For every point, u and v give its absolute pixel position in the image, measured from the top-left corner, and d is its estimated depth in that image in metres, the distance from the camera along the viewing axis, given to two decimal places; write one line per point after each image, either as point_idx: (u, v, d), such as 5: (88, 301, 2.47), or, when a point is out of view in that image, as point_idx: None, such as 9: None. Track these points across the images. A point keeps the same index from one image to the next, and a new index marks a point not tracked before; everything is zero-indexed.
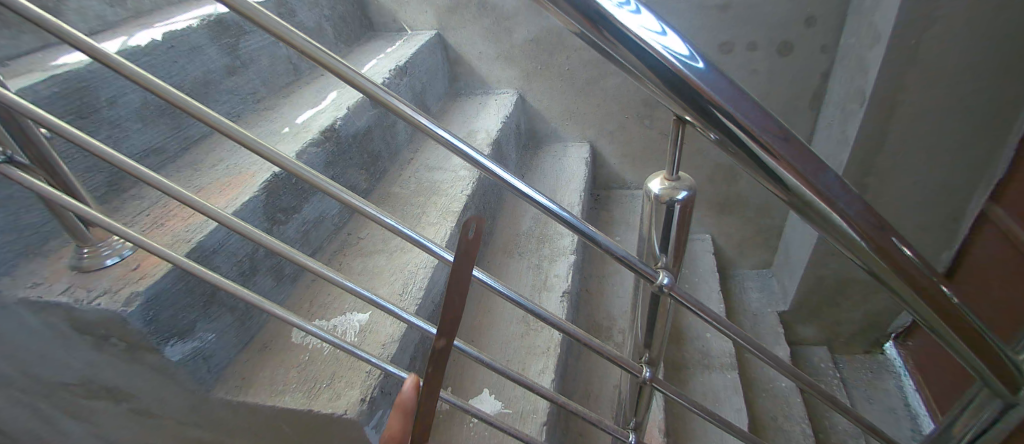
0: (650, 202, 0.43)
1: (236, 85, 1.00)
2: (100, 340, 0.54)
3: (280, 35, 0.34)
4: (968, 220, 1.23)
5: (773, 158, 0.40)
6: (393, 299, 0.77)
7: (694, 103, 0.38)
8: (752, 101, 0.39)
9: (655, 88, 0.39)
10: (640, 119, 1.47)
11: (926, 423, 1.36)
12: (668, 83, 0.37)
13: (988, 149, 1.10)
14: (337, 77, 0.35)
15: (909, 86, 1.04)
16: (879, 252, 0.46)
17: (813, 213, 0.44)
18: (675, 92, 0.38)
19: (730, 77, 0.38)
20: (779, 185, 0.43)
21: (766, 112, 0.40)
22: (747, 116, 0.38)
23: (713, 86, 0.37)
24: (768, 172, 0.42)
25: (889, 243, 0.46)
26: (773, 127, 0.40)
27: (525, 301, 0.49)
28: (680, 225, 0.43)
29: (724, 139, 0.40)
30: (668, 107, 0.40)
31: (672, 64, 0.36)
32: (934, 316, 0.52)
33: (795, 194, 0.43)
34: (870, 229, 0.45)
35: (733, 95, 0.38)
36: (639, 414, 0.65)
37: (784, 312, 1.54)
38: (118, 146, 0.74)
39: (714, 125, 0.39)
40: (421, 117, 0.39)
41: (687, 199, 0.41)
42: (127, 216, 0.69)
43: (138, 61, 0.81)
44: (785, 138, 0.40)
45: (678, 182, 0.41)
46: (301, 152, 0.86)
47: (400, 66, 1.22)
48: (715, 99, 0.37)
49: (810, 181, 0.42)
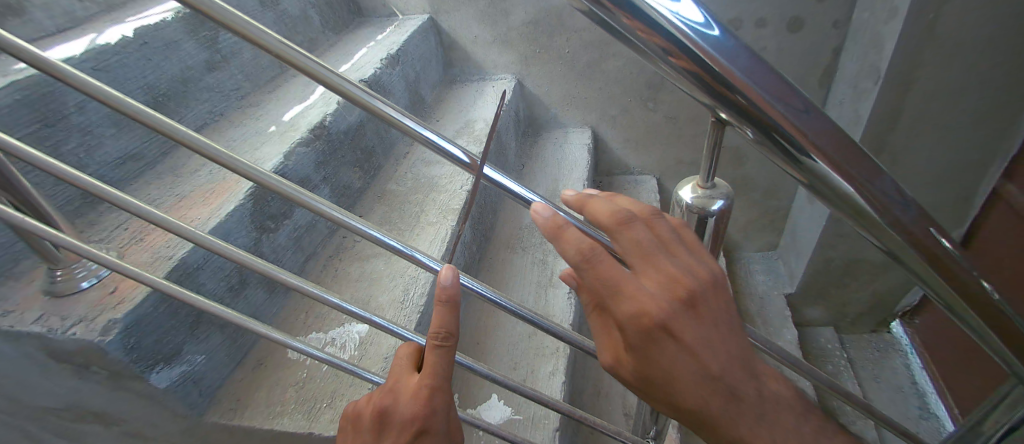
0: (683, 212, 0.42)
1: (218, 81, 0.95)
2: (80, 368, 0.52)
3: (245, 35, 0.29)
4: (981, 197, 1.18)
5: (813, 154, 0.36)
6: (392, 308, 0.73)
7: (730, 95, 0.34)
8: (782, 79, 0.34)
9: (683, 79, 0.34)
10: (643, 102, 1.41)
11: (935, 402, 1.36)
12: (698, 72, 0.33)
13: (1006, 123, 1.04)
14: (320, 83, 0.32)
15: (926, 62, 0.99)
16: (918, 250, 0.42)
17: (851, 212, 0.40)
18: (707, 81, 0.33)
19: (768, 63, 0.34)
20: (807, 176, 0.38)
21: (794, 90, 0.35)
22: (788, 109, 0.34)
23: (748, 73, 0.33)
24: (805, 169, 0.38)
25: (927, 235, 0.42)
26: (802, 111, 0.35)
27: (533, 316, 0.47)
28: (714, 236, 0.42)
29: (760, 137, 0.37)
30: (687, 92, 0.36)
31: (704, 52, 0.32)
32: (973, 314, 0.48)
33: (839, 196, 0.39)
34: (908, 222, 0.41)
35: (773, 83, 0.34)
36: (658, 422, 0.63)
37: (792, 295, 1.50)
38: (91, 154, 0.69)
39: (753, 118, 0.35)
40: (407, 120, 0.36)
41: (722, 208, 0.41)
42: (102, 231, 0.65)
43: (109, 62, 0.75)
44: (825, 131, 0.36)
45: (714, 190, 0.41)
46: (290, 152, 0.81)
47: (392, 55, 1.16)
48: (752, 89, 0.33)
49: (847, 171, 0.37)
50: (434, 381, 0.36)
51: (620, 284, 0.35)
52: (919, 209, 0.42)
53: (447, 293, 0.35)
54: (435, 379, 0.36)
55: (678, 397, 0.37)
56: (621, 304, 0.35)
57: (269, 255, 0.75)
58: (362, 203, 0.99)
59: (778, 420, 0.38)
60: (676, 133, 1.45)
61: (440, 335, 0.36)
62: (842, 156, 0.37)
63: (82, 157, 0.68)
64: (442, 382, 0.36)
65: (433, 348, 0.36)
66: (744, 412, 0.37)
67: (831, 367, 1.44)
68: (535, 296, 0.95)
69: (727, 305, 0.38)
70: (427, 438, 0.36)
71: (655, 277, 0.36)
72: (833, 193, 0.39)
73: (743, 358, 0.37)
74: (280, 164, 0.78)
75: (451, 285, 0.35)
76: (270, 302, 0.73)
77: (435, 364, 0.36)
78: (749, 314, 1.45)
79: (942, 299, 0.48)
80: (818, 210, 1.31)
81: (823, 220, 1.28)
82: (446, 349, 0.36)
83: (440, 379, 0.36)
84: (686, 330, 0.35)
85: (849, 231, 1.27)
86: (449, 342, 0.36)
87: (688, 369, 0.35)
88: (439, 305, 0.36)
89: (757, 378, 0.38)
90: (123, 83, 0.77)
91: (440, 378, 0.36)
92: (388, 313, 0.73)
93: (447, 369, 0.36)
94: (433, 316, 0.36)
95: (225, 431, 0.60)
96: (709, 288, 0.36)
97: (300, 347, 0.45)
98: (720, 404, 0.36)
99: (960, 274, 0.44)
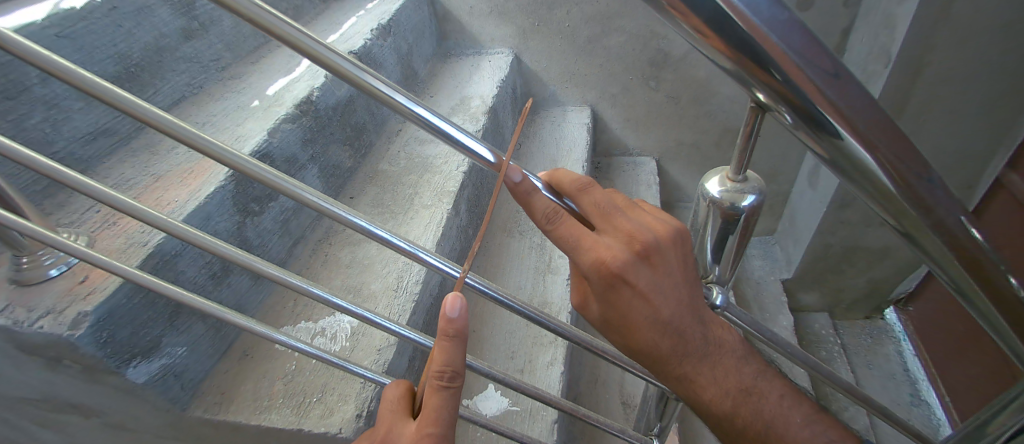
0: (708, 204, 0.39)
1: (196, 51, 0.88)
2: (52, 363, 0.48)
3: (231, 6, 0.25)
4: (983, 186, 1.17)
5: (855, 140, 0.34)
6: (385, 296, 0.71)
7: (773, 76, 0.31)
8: (821, 49, 0.31)
9: (721, 56, 0.31)
10: (645, 80, 1.37)
11: (926, 389, 1.40)
12: (738, 48, 0.30)
13: (1015, 111, 1.02)
14: (313, 61, 0.28)
15: (939, 46, 0.95)
16: (949, 244, 0.41)
17: (889, 205, 0.38)
18: (748, 60, 0.30)
19: (820, 41, 0.31)
20: (839, 157, 0.36)
21: (834, 61, 0.32)
22: (834, 93, 0.32)
23: (798, 52, 0.30)
24: (849, 160, 0.35)
25: (961, 229, 0.40)
26: (841, 89, 0.32)
27: (543, 318, 0.43)
28: (742, 233, 0.40)
29: (799, 124, 0.34)
30: (717, 62, 0.32)
31: (751, 24, 0.29)
32: (994, 308, 0.47)
33: (874, 185, 0.37)
34: (939, 209, 0.39)
35: (821, 63, 0.31)
36: (664, 420, 0.62)
37: (788, 279, 1.50)
38: (58, 129, 0.63)
39: (796, 101, 0.32)
40: (399, 95, 0.31)
41: (754, 202, 0.38)
42: (72, 214, 0.61)
43: (75, 28, 0.68)
44: (871, 120, 0.34)
45: (745, 183, 0.38)
46: (275, 128, 0.76)
47: (383, 25, 1.09)
48: (798, 69, 0.30)
49: (884, 154, 0.35)
50: (437, 429, 0.33)
51: (583, 242, 0.37)
52: (955, 203, 0.39)
53: (452, 327, 0.33)
54: (438, 427, 0.33)
55: (636, 339, 0.41)
56: (584, 259, 0.37)
57: (254, 241, 0.71)
58: (353, 184, 0.94)
59: (716, 353, 0.44)
60: (678, 114, 1.41)
61: (445, 375, 0.33)
62: (883, 139, 0.34)
63: (49, 133, 0.63)
64: (446, 430, 0.33)
65: (436, 391, 0.33)
66: (691, 348, 0.42)
67: (824, 352, 1.45)
68: (533, 284, 0.93)
69: (685, 257, 0.40)
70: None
71: (612, 233, 0.37)
72: (870, 184, 0.37)
73: (694, 305, 0.41)
74: (263, 141, 0.73)
75: (459, 317, 0.33)
76: (256, 289, 0.71)
77: (438, 409, 0.33)
78: (745, 298, 1.45)
79: (966, 293, 0.47)
80: (819, 196, 1.29)
81: (824, 206, 1.27)
82: (450, 391, 0.33)
83: (444, 426, 0.33)
84: (643, 283, 0.37)
85: (850, 217, 1.26)
86: (454, 382, 0.34)
87: (640, 314, 0.38)
88: (442, 340, 0.33)
89: (704, 320, 0.42)
90: (91, 52, 0.70)
91: (443, 424, 0.33)
92: (380, 302, 0.70)
93: (452, 414, 0.33)
94: (435, 354, 0.33)
95: (210, 427, 0.58)
96: (668, 244, 0.38)
97: (284, 340, 0.42)
98: (667, 343, 0.41)
99: (988, 267, 0.43)
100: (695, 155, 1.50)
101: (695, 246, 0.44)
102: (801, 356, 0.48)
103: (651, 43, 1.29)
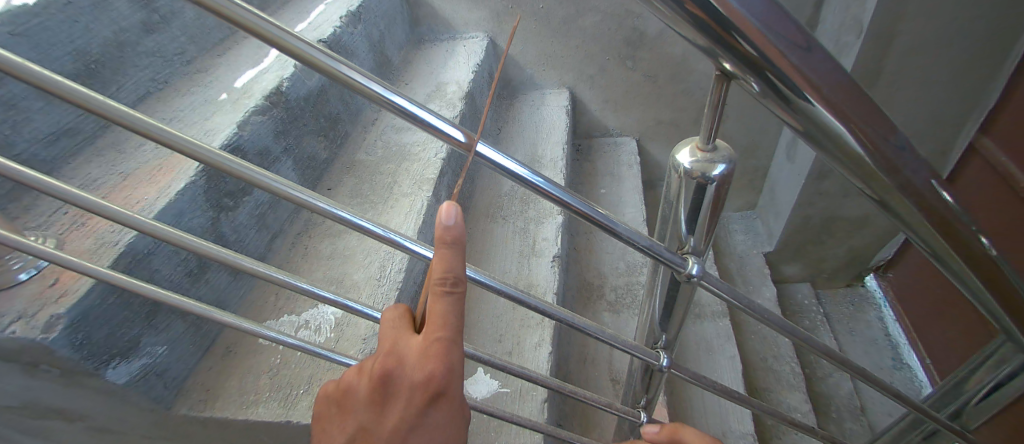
0: (680, 177, 0.40)
1: (159, 44, 0.85)
2: (30, 369, 0.48)
3: (209, 4, 0.24)
4: (957, 152, 1.21)
5: (819, 104, 0.34)
6: (368, 286, 0.71)
7: (737, 43, 0.31)
8: (780, 12, 0.31)
9: (686, 26, 0.31)
10: (622, 60, 1.36)
11: (907, 351, 1.47)
12: (701, 16, 0.30)
13: (984, 78, 1.04)
14: (284, 52, 0.27)
15: (908, 15, 0.96)
16: (920, 207, 0.42)
17: (859, 170, 0.39)
18: (710, 27, 0.30)
19: (780, 4, 0.31)
20: (805, 123, 0.36)
21: (794, 22, 0.32)
22: (798, 59, 0.32)
23: (759, 16, 0.30)
24: (818, 127, 0.36)
25: (928, 190, 0.41)
26: (801, 51, 0.32)
27: (527, 297, 0.43)
28: (714, 202, 0.40)
29: (765, 92, 0.34)
30: (683, 33, 0.32)
31: None
32: (966, 266, 0.50)
33: (842, 150, 0.37)
34: (906, 168, 0.40)
35: (781, 26, 0.31)
36: (649, 392, 0.63)
37: (770, 252, 1.53)
38: (20, 132, 0.61)
39: (761, 68, 0.32)
40: (374, 84, 0.30)
41: (724, 172, 0.39)
42: (38, 217, 0.60)
43: (28, 26, 0.65)
44: (838, 84, 0.34)
45: (715, 153, 0.39)
46: (244, 121, 0.74)
47: (353, 12, 1.06)
48: (760, 33, 0.30)
49: (850, 114, 0.35)
50: (446, 333, 0.30)
51: None
52: (922, 163, 0.40)
53: (451, 234, 0.30)
54: (447, 331, 0.30)
55: None
56: None
57: (231, 236, 0.70)
58: (330, 176, 0.93)
59: None
60: (656, 92, 1.42)
61: (448, 280, 0.30)
62: (847, 101, 0.35)
63: (9, 135, 0.60)
64: (455, 334, 0.30)
65: (439, 298, 0.30)
66: None
67: (807, 322, 1.50)
68: (517, 267, 0.94)
69: None
70: (445, 400, 0.30)
71: None
72: (838, 149, 0.37)
73: None
74: (233, 135, 0.72)
75: (455, 224, 0.30)
76: (236, 285, 0.70)
77: (444, 315, 0.30)
78: (729, 272, 1.48)
79: (938, 256, 0.49)
80: (796, 170, 1.32)
81: (802, 179, 1.29)
82: (453, 295, 0.30)
83: (452, 331, 0.30)
84: None
85: (830, 188, 1.29)
86: (459, 287, 0.31)
87: None
88: (442, 247, 0.30)
89: None
90: (48, 50, 0.67)
91: (452, 328, 0.30)
92: (364, 292, 0.70)
93: (459, 319, 0.30)
94: (436, 260, 0.30)
95: (198, 423, 0.58)
96: None
97: (271, 335, 0.41)
98: None
99: (959, 230, 0.45)
100: (674, 133, 1.51)
101: (670, 219, 0.45)
102: (779, 323, 0.49)
103: (627, 22, 1.29)
